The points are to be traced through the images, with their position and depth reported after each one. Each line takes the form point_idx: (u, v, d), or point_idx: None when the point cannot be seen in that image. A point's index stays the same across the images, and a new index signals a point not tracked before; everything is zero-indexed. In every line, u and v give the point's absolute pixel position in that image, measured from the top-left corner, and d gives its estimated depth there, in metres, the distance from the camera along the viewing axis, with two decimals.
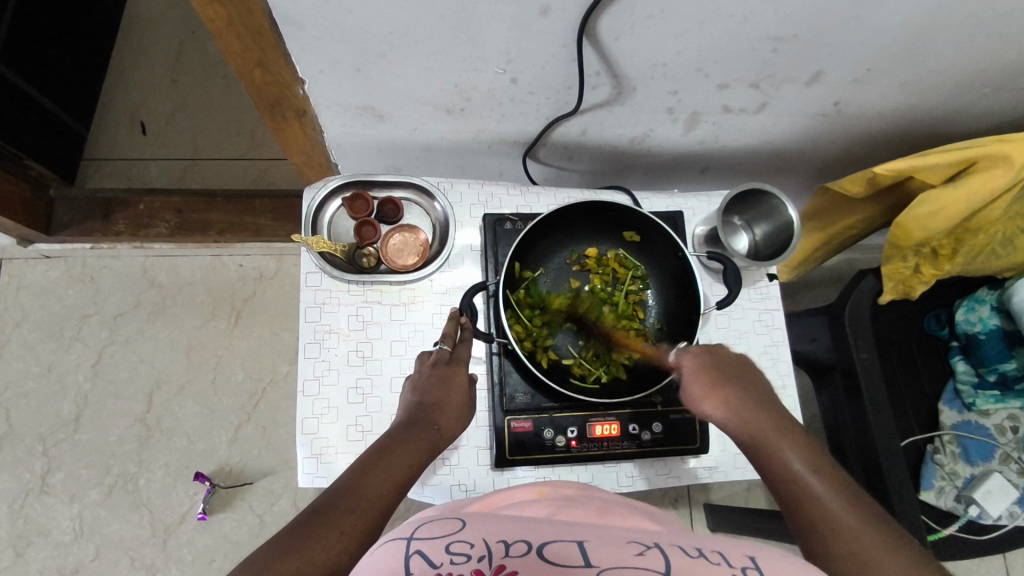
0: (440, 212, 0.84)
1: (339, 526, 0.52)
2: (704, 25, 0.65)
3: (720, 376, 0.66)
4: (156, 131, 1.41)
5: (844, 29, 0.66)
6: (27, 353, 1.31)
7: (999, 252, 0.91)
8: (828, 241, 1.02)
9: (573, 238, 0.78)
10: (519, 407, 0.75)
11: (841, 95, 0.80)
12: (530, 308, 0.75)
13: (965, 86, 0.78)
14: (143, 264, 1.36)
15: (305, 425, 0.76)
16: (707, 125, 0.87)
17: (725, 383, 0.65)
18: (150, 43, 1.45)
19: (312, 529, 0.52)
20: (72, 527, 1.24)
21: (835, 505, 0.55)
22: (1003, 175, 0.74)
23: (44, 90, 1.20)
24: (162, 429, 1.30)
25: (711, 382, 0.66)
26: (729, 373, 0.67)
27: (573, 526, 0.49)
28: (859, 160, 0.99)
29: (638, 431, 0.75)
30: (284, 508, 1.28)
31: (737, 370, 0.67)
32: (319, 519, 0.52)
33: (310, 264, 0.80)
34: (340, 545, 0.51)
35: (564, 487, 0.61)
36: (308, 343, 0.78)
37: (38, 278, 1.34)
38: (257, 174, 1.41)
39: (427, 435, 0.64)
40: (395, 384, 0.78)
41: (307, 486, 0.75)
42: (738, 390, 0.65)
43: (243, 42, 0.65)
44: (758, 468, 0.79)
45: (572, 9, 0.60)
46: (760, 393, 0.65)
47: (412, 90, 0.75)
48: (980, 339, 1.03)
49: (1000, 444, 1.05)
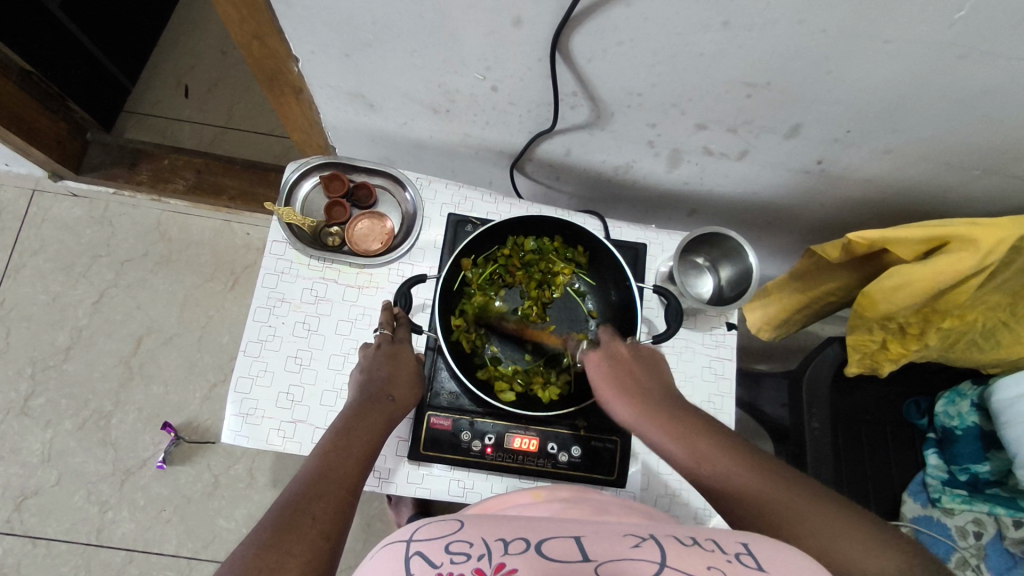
0: (411, 204, 0.86)
1: (311, 513, 0.55)
2: (675, 60, 0.65)
3: (643, 387, 0.65)
4: (197, 96, 1.50)
5: (819, 84, 0.66)
6: (37, 281, 1.39)
7: (980, 343, 0.87)
8: (807, 305, 1.00)
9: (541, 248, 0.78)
10: (442, 404, 0.76)
11: (823, 154, 0.79)
12: (470, 301, 0.76)
13: (954, 164, 0.76)
14: (159, 218, 1.44)
15: (238, 383, 0.77)
16: (690, 165, 0.87)
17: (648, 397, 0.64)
18: (208, 14, 1.54)
19: (287, 520, 0.54)
20: (41, 452, 1.30)
21: (734, 463, 0.55)
22: (967, 259, 0.71)
23: (96, 40, 1.29)
24: (143, 375, 1.35)
25: (630, 395, 0.65)
26: (643, 383, 0.66)
27: (570, 524, 0.48)
28: (849, 226, 0.97)
29: (557, 451, 0.76)
30: (240, 472, 1.32)
31: (645, 377, 0.66)
32: (290, 511, 0.55)
33: (277, 233, 0.83)
34: (315, 532, 0.54)
35: (560, 490, 0.64)
36: (259, 307, 0.80)
37: (62, 214, 1.42)
38: (280, 152, 1.48)
39: (382, 407, 0.68)
40: (333, 361, 0.80)
41: (229, 443, 0.76)
42: (658, 404, 0.63)
43: (239, 11, 0.69)
44: (678, 515, 0.77)
45: (545, 25, 0.62)
46: (671, 397, 0.64)
47: (399, 82, 0.78)
48: (956, 435, 0.97)
49: (959, 547, 0.97)
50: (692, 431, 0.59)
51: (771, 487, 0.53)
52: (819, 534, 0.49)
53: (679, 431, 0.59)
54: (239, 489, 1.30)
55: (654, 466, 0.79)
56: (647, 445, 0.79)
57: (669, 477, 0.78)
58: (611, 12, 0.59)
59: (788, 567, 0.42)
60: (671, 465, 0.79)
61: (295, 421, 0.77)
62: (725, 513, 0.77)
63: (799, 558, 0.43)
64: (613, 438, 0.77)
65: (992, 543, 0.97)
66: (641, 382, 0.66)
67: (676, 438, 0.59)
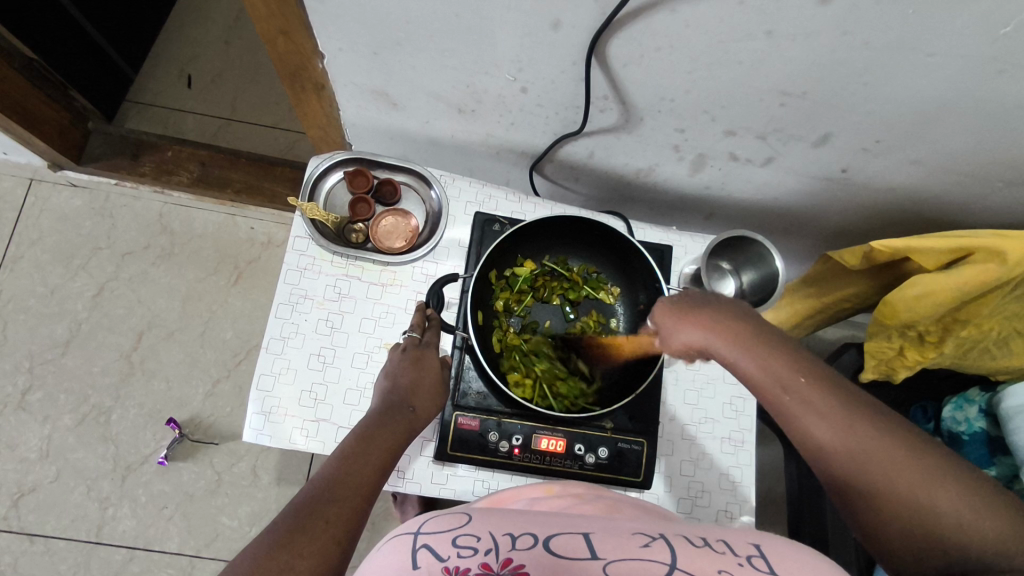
0: (435, 202, 0.85)
1: (325, 516, 0.55)
2: (712, 67, 0.65)
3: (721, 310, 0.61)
4: (200, 87, 1.47)
5: (854, 95, 0.66)
6: (35, 273, 1.36)
7: (993, 351, 0.88)
8: (822, 309, 1.00)
9: (563, 250, 0.81)
10: (469, 404, 0.76)
11: (849, 163, 0.79)
12: (500, 300, 0.77)
13: (978, 176, 0.77)
14: (160, 210, 1.41)
15: (260, 381, 0.76)
16: (713, 170, 0.87)
17: (736, 325, 0.59)
18: (212, 3, 1.51)
19: (301, 522, 0.54)
20: (39, 447, 1.27)
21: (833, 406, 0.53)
22: (991, 271, 0.72)
23: (100, 27, 1.26)
24: (144, 370, 1.33)
25: (712, 325, 0.60)
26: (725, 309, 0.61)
27: (579, 519, 0.48)
28: (865, 233, 0.98)
29: (584, 453, 0.76)
30: (243, 470, 1.30)
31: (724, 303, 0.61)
32: (305, 512, 0.55)
33: (300, 229, 0.81)
34: (328, 536, 0.54)
35: (572, 487, 0.64)
36: (281, 303, 0.79)
37: (61, 204, 1.39)
38: (285, 145, 1.46)
39: (403, 417, 0.67)
40: (357, 360, 0.79)
41: (251, 442, 0.75)
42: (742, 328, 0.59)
43: (269, 9, 0.67)
44: (700, 517, 0.77)
45: (584, 29, 0.61)
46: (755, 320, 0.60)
47: (425, 81, 0.77)
48: (962, 439, 0.98)
49: None
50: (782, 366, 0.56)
51: (874, 439, 0.51)
52: (918, 488, 0.49)
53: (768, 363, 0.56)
54: (242, 488, 1.29)
55: (677, 468, 0.79)
56: (670, 447, 0.79)
57: (691, 479, 0.79)
58: (655, 18, 0.58)
59: (796, 570, 0.42)
60: (693, 467, 0.79)
61: (318, 420, 0.76)
62: (746, 516, 0.78)
63: (810, 563, 0.42)
64: (639, 439, 0.77)
65: None
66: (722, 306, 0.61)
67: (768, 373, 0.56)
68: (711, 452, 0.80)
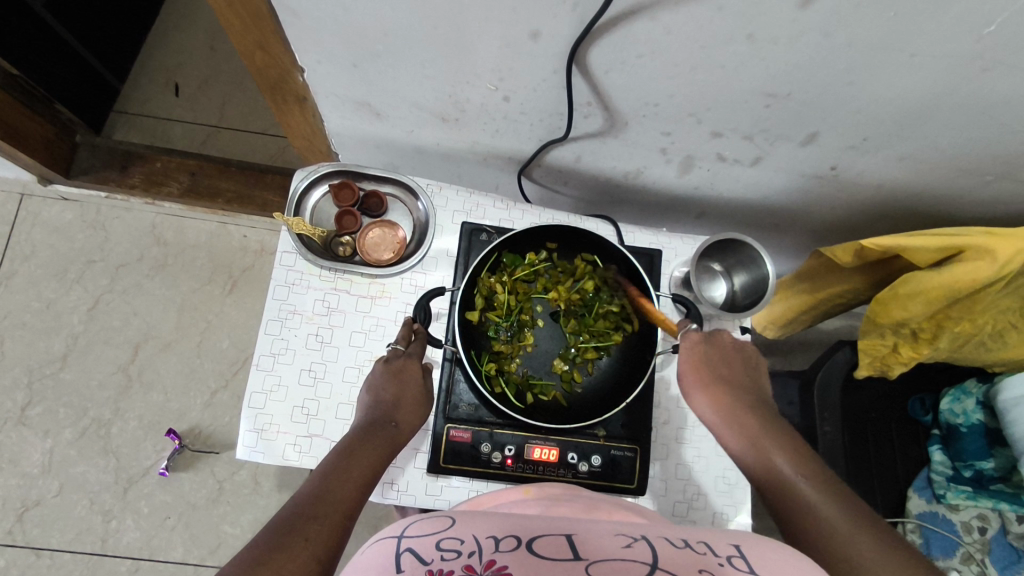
0: (422, 213, 0.85)
1: (304, 534, 0.53)
2: (694, 72, 0.64)
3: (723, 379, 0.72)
4: (187, 95, 1.46)
5: (839, 94, 0.65)
6: (30, 288, 1.36)
7: (987, 344, 0.87)
8: (816, 305, 0.99)
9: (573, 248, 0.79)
10: (461, 416, 0.76)
11: (838, 161, 0.78)
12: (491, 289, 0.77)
13: (969, 170, 0.76)
14: (153, 221, 1.41)
15: (251, 399, 0.76)
16: (701, 171, 0.86)
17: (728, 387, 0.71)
18: (196, 10, 1.50)
19: (279, 539, 0.52)
20: (41, 462, 1.28)
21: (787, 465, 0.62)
22: (983, 269, 0.71)
23: (83, 40, 1.25)
24: (142, 381, 1.33)
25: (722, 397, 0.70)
26: (729, 378, 0.72)
27: (558, 521, 0.47)
28: (859, 227, 0.97)
29: (576, 461, 0.76)
30: (244, 478, 1.31)
31: (725, 364, 0.73)
32: (285, 530, 0.53)
33: (287, 243, 0.81)
34: (307, 554, 0.52)
35: (550, 487, 0.60)
36: (271, 320, 0.79)
37: (52, 218, 1.39)
38: (275, 151, 1.45)
39: (386, 433, 0.67)
40: (348, 373, 0.79)
41: (244, 459, 0.75)
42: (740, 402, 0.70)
43: (243, 23, 0.66)
44: (695, 520, 0.77)
45: (562, 37, 0.60)
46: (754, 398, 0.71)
47: (407, 92, 0.76)
48: (960, 432, 0.97)
49: (963, 542, 0.97)
50: (763, 434, 0.66)
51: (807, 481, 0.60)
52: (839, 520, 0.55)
53: (751, 429, 0.67)
54: (243, 496, 1.30)
55: (673, 472, 0.79)
56: (665, 451, 0.80)
57: (686, 482, 0.79)
58: (633, 25, 0.57)
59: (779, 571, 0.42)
60: (688, 470, 0.79)
61: (311, 435, 0.76)
62: (742, 516, 0.78)
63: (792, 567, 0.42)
64: (632, 446, 0.77)
65: (997, 538, 0.96)
66: (726, 376, 0.72)
67: (751, 437, 0.66)
68: (706, 455, 0.79)
